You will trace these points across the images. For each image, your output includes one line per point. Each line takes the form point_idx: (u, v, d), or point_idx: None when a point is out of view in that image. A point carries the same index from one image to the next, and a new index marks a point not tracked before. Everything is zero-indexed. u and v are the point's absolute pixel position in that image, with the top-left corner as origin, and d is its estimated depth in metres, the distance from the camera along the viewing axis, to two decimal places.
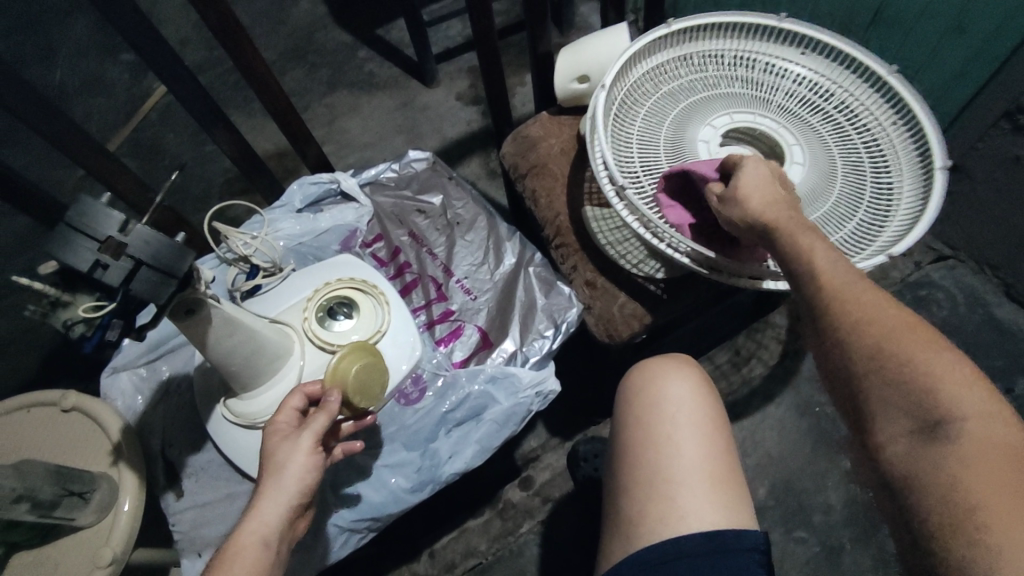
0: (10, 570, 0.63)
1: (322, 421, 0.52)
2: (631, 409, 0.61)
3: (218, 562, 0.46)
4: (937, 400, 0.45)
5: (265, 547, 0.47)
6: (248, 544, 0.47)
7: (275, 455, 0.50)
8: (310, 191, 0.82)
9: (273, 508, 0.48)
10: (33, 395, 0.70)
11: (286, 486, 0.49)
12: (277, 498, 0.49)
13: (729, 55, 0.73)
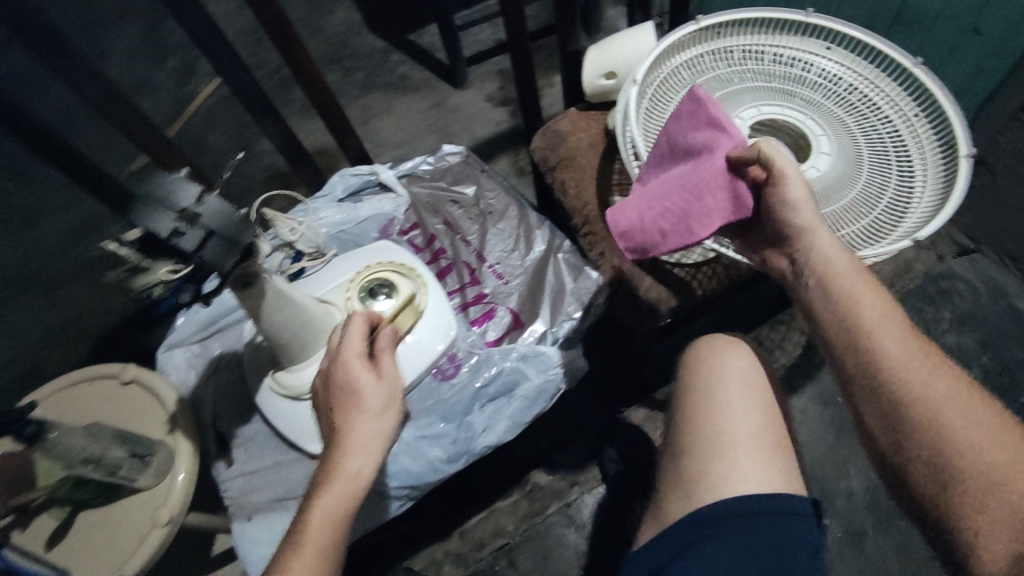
0: (75, 530, 0.67)
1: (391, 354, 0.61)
2: (698, 375, 0.65)
3: (327, 469, 0.54)
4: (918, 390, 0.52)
5: (367, 457, 0.55)
6: (352, 469, 0.54)
7: (364, 378, 0.58)
8: (352, 181, 0.87)
9: (374, 429, 0.56)
10: (96, 367, 0.76)
11: (377, 403, 0.57)
12: (377, 420, 0.57)
13: (754, 51, 0.76)
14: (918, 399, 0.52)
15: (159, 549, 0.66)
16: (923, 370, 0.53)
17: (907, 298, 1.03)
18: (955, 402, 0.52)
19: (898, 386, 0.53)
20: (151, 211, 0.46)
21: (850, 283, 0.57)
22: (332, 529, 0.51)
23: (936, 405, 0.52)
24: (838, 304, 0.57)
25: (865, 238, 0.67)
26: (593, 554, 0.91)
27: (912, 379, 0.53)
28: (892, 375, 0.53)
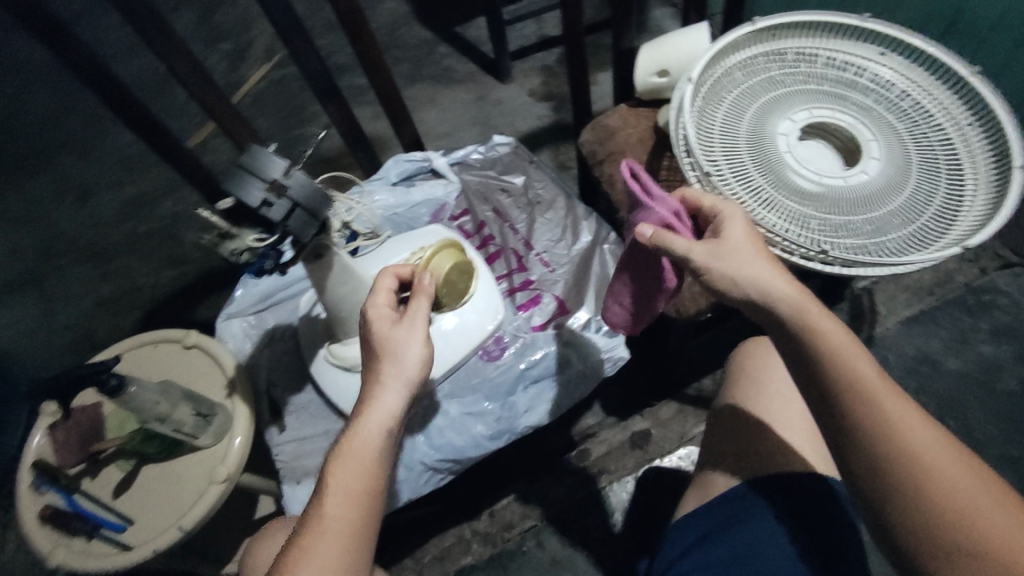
0: (138, 482, 0.72)
1: (423, 306, 0.57)
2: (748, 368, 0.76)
3: (342, 446, 0.51)
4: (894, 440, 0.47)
5: (385, 431, 0.52)
6: (373, 430, 0.51)
7: (391, 336, 0.55)
8: (405, 167, 0.90)
9: (394, 392, 0.53)
10: (160, 332, 0.80)
11: (405, 365, 0.54)
12: (398, 380, 0.53)
13: (807, 55, 0.78)
14: (892, 435, 0.47)
15: (215, 505, 0.69)
16: (911, 426, 0.47)
17: (945, 308, 1.04)
18: (946, 463, 0.47)
19: (886, 446, 0.47)
20: (243, 181, 0.48)
21: (836, 337, 0.49)
22: (349, 510, 0.49)
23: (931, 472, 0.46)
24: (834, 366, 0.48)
25: (919, 241, 0.66)
26: (620, 542, 0.94)
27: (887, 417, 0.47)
28: (889, 440, 0.47)
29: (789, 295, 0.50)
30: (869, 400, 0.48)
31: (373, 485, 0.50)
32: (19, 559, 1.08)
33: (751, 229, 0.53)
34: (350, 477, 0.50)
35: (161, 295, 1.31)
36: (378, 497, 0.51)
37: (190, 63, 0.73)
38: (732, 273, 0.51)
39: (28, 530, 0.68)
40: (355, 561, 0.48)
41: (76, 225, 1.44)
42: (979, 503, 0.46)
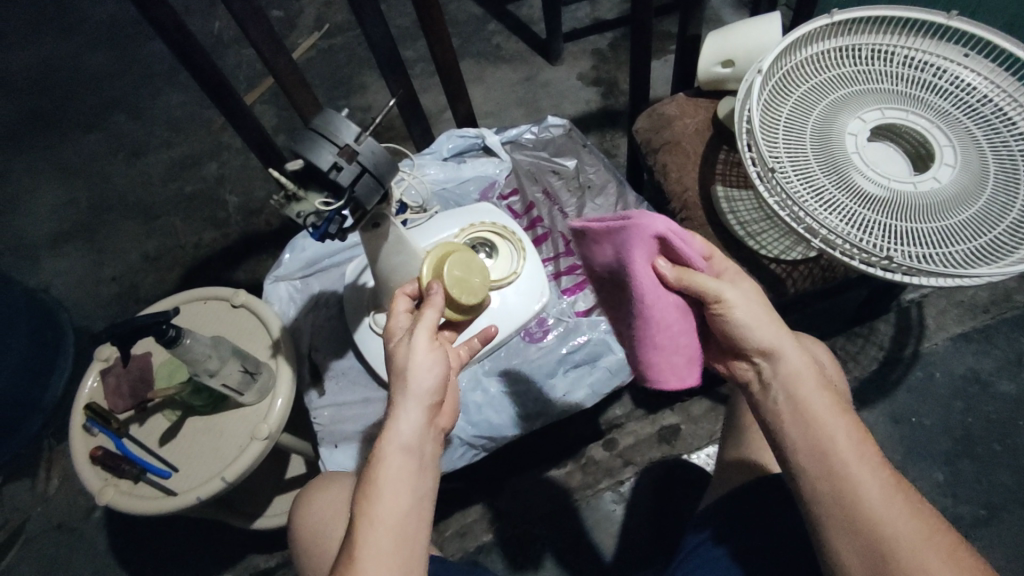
0: (183, 432, 0.74)
1: (433, 316, 0.52)
2: None
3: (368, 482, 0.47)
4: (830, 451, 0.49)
5: (405, 457, 0.48)
6: (390, 453, 0.48)
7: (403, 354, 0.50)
8: (458, 142, 0.91)
9: (409, 412, 0.49)
10: (210, 289, 0.82)
11: (423, 384, 0.50)
12: (411, 401, 0.49)
13: (884, 52, 0.75)
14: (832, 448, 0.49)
15: (257, 460, 0.71)
16: (876, 486, 0.48)
17: (997, 326, 1.02)
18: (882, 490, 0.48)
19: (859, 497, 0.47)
20: (315, 144, 0.49)
21: (814, 396, 0.51)
22: (387, 543, 0.45)
23: (888, 528, 0.46)
24: (804, 425, 0.50)
25: (989, 254, 0.64)
26: (638, 533, 0.94)
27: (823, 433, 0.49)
28: (854, 500, 0.47)
29: (784, 343, 0.52)
30: (840, 458, 0.49)
31: (410, 513, 0.47)
32: (59, 498, 1.12)
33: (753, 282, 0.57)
34: (385, 511, 0.46)
35: (204, 255, 1.34)
36: (417, 524, 0.47)
37: (265, 32, 0.69)
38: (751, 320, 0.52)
39: (80, 469, 0.72)
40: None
41: (125, 181, 1.47)
42: (939, 565, 0.45)
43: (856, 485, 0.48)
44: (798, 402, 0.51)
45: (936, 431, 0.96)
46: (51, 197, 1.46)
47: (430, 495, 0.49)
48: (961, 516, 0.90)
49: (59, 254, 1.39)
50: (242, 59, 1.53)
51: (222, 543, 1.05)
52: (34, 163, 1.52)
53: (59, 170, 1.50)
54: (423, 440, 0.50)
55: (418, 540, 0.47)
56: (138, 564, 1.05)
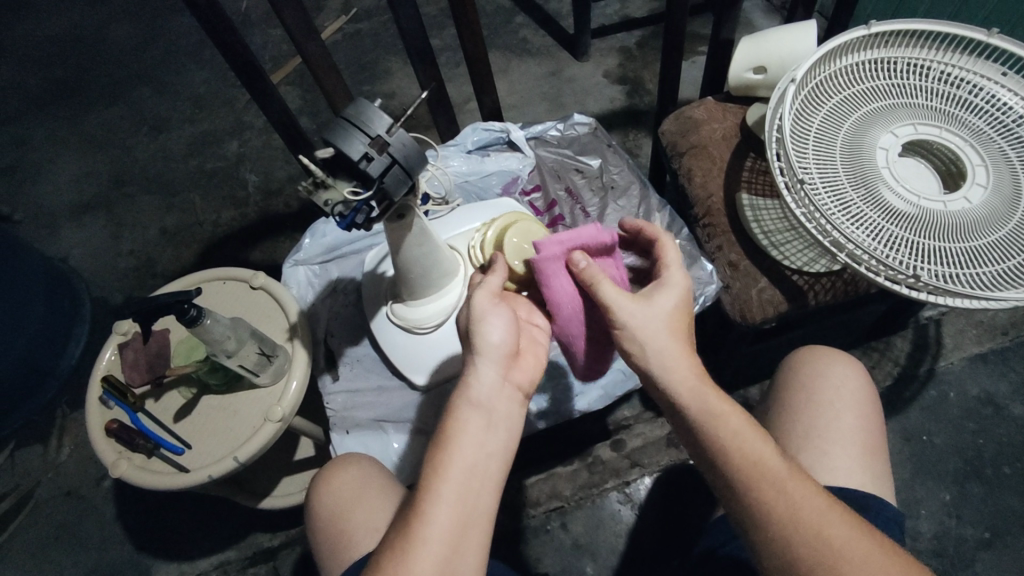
0: (198, 410, 0.75)
1: (496, 280, 0.56)
2: (797, 379, 0.68)
3: (442, 434, 0.49)
4: (738, 450, 0.49)
5: (477, 409, 0.49)
6: (463, 406, 0.49)
7: (472, 318, 0.53)
8: (482, 136, 0.92)
9: (485, 368, 0.51)
10: (230, 269, 0.82)
11: (494, 342, 0.52)
12: (488, 359, 0.51)
13: (919, 67, 0.74)
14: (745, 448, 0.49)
15: (270, 441, 0.71)
16: (801, 503, 0.47)
17: (1015, 349, 1.01)
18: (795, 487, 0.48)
19: (792, 517, 0.47)
20: (348, 134, 0.49)
21: (725, 419, 0.50)
22: (454, 490, 0.46)
23: (824, 538, 0.46)
24: (724, 457, 0.49)
25: (1014, 279, 0.63)
26: (641, 532, 0.94)
27: (733, 434, 0.50)
28: (789, 522, 0.47)
29: (681, 372, 0.52)
30: (765, 482, 0.48)
31: (479, 464, 0.48)
32: (69, 465, 1.14)
33: (679, 302, 0.55)
34: (454, 459, 0.47)
35: (221, 234, 1.34)
36: (487, 475, 0.48)
37: (299, 14, 0.68)
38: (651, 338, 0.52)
39: (95, 441, 0.73)
40: (466, 537, 0.45)
41: (147, 155, 1.47)
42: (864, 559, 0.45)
43: (787, 501, 0.47)
44: (714, 432, 0.50)
45: (946, 451, 0.95)
46: (73, 168, 1.48)
47: (503, 449, 0.49)
48: (966, 537, 0.89)
49: (79, 225, 1.40)
50: (269, 40, 1.54)
51: (227, 520, 1.06)
52: (57, 132, 1.53)
53: (82, 141, 1.51)
54: (497, 396, 0.51)
55: (481, 494, 0.47)
56: (144, 535, 1.07)
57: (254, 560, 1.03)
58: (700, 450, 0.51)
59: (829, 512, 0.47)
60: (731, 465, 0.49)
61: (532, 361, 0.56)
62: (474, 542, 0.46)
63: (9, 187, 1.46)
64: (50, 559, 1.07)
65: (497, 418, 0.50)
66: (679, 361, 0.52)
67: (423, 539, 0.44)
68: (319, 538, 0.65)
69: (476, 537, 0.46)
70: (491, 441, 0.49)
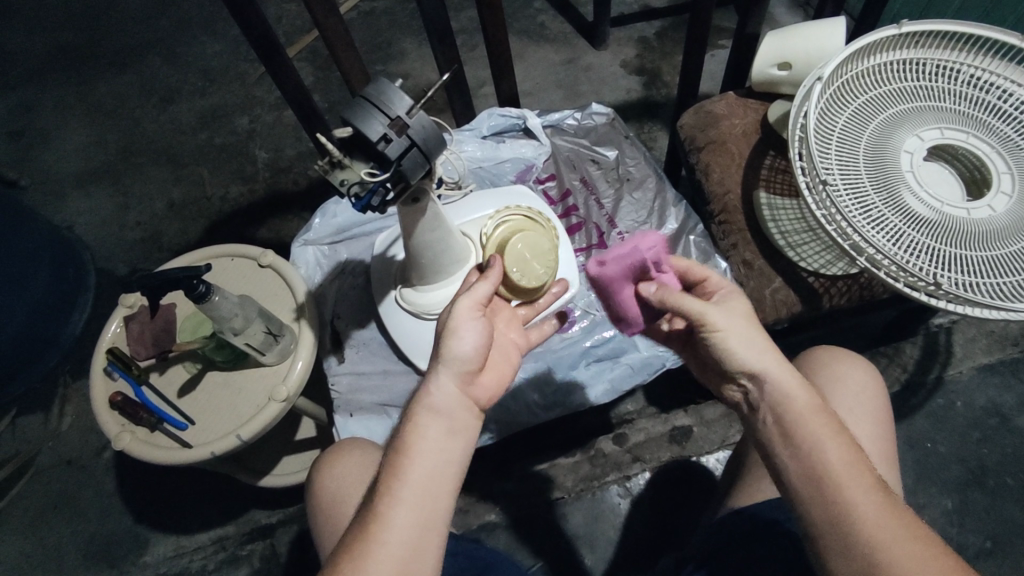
0: (201, 385, 0.74)
1: (484, 289, 0.54)
2: (816, 377, 0.67)
3: (400, 436, 0.48)
4: (812, 446, 0.47)
5: (435, 415, 0.48)
6: (419, 413, 0.48)
7: (447, 327, 0.51)
8: (497, 122, 0.90)
9: (446, 378, 0.50)
10: (238, 246, 0.81)
11: (460, 354, 0.50)
12: (451, 367, 0.50)
13: (948, 69, 0.72)
14: (820, 448, 0.47)
15: (273, 420, 0.71)
16: (903, 545, 0.43)
17: None
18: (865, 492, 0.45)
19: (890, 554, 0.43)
20: (367, 113, 0.48)
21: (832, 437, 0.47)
22: (412, 492, 0.45)
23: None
24: (810, 451, 0.47)
25: None
26: (638, 526, 0.94)
27: (809, 430, 0.48)
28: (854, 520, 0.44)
29: (782, 373, 0.50)
30: (836, 482, 0.46)
31: (439, 473, 0.46)
32: (70, 434, 1.14)
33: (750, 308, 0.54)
34: (413, 465, 0.46)
35: (228, 209, 1.34)
36: (447, 484, 0.46)
37: None
38: (745, 343, 0.51)
39: (98, 412, 0.73)
40: (423, 545, 0.44)
41: (156, 127, 1.46)
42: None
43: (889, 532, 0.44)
44: (800, 429, 0.48)
45: (949, 459, 0.94)
46: (80, 135, 1.46)
47: (462, 459, 0.48)
48: (965, 546, 0.89)
49: (85, 194, 1.39)
50: (283, 16, 1.51)
51: (227, 495, 1.06)
52: (65, 100, 1.52)
53: (90, 110, 1.50)
54: (459, 407, 0.49)
55: (437, 502, 0.45)
56: (142, 507, 1.07)
57: (251, 537, 1.03)
58: (782, 443, 0.49)
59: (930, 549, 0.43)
60: (809, 455, 0.47)
61: (496, 377, 0.54)
62: (430, 550, 0.45)
63: (15, 153, 1.45)
64: (49, 525, 1.07)
65: (458, 429, 0.48)
66: (777, 374, 0.50)
67: (382, 532, 0.44)
68: (318, 521, 0.65)
69: (431, 546, 0.45)
70: (450, 448, 0.48)
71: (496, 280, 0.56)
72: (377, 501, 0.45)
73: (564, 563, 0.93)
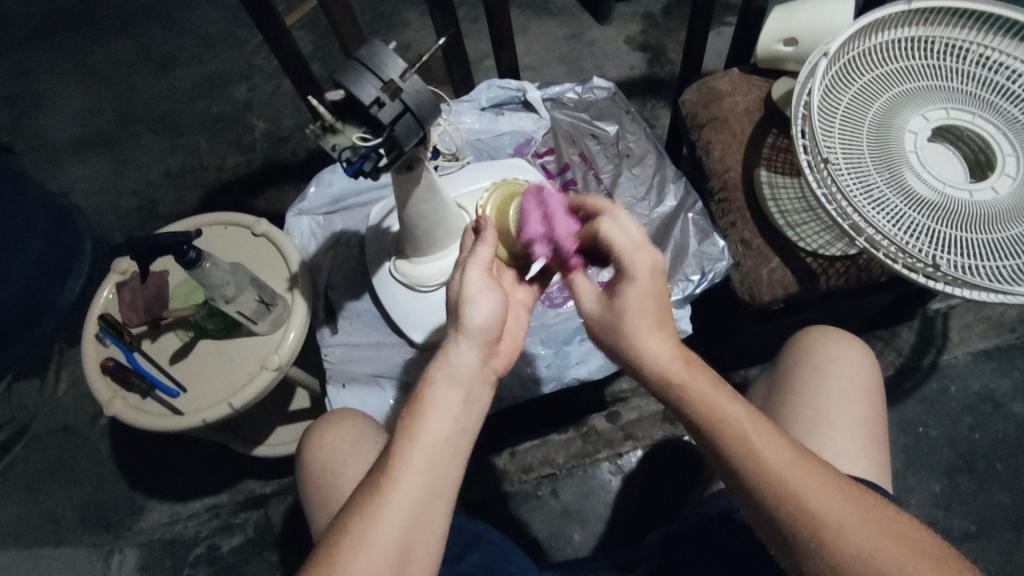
0: (193, 354, 0.74)
1: (486, 254, 0.52)
2: (810, 357, 0.67)
3: (414, 401, 0.48)
4: (761, 464, 0.45)
5: (450, 384, 0.48)
6: (435, 380, 0.48)
7: (461, 296, 0.51)
8: (497, 93, 0.89)
9: (467, 349, 0.49)
10: (232, 214, 0.80)
11: (479, 325, 0.49)
12: (469, 337, 0.49)
13: (956, 48, 0.70)
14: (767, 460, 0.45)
15: (265, 389, 0.71)
16: (861, 523, 0.44)
17: (1021, 346, 1.00)
18: (825, 495, 0.45)
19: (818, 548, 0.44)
20: (359, 76, 0.47)
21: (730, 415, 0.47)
22: (423, 458, 0.45)
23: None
24: (753, 468, 0.45)
25: None
26: (628, 503, 0.95)
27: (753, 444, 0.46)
28: (822, 522, 0.44)
29: (695, 377, 0.48)
30: (799, 494, 0.44)
31: (451, 442, 0.46)
32: (66, 400, 1.14)
33: (652, 288, 0.50)
34: (425, 433, 0.46)
35: (225, 179, 1.33)
36: (456, 455, 0.46)
37: None
38: (633, 337, 0.49)
39: (89, 378, 0.73)
40: (428, 513, 0.45)
41: (152, 94, 1.44)
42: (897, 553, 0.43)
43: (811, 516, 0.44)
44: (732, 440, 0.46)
45: (941, 443, 0.95)
46: (76, 101, 1.44)
47: (475, 428, 0.48)
48: (952, 528, 0.89)
49: (81, 161, 1.38)
50: None
51: (221, 464, 1.07)
52: (61, 65, 1.49)
53: (85, 75, 1.47)
54: (476, 380, 0.49)
55: (450, 471, 0.46)
56: (137, 474, 1.08)
57: (246, 506, 1.04)
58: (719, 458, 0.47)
59: (850, 513, 0.44)
60: (755, 470, 0.45)
61: (512, 343, 0.54)
62: (435, 519, 0.45)
63: (12, 118, 1.43)
64: (44, 490, 1.08)
65: (473, 400, 0.48)
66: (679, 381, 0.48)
67: (393, 495, 0.44)
68: (307, 489, 0.66)
69: (436, 516, 0.45)
70: (465, 419, 0.48)
71: (496, 241, 0.54)
72: (386, 466, 0.45)
73: (554, 536, 0.94)
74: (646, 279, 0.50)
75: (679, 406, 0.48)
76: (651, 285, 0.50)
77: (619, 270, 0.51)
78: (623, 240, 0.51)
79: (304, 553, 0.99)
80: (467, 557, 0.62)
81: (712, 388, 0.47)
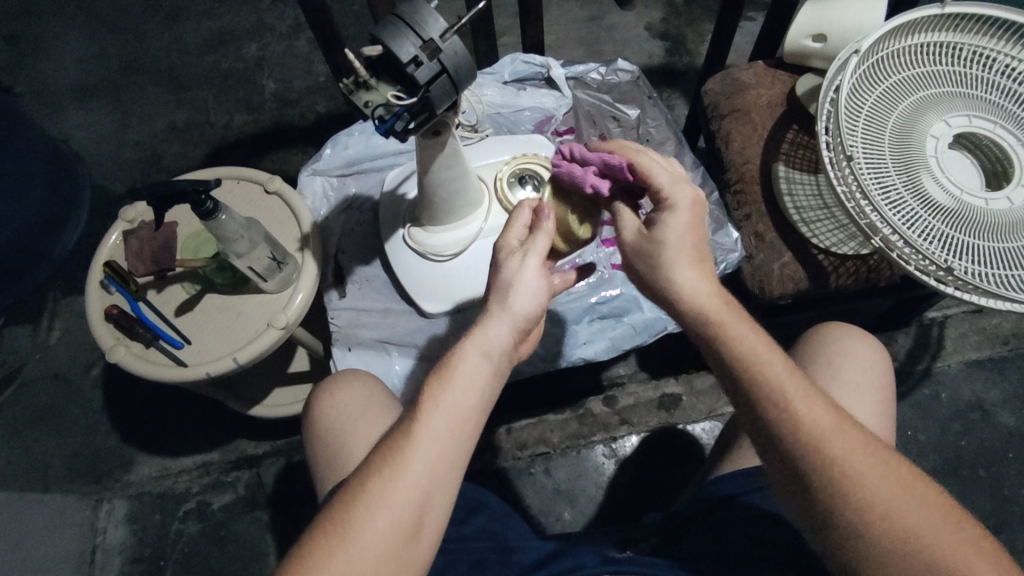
0: (199, 307, 0.74)
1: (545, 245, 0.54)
2: (825, 350, 0.68)
3: (443, 367, 0.48)
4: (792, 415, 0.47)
5: (482, 358, 0.49)
6: (467, 352, 0.49)
7: (510, 277, 0.52)
8: (520, 68, 0.88)
9: (499, 325, 0.50)
10: (244, 170, 0.79)
11: (522, 309, 0.51)
12: (503, 317, 0.51)
13: (983, 56, 0.70)
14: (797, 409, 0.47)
15: (271, 346, 0.71)
16: (881, 477, 0.45)
17: (1014, 360, 1.01)
18: (854, 452, 0.45)
19: (844, 503, 0.44)
20: (399, 32, 0.46)
21: (765, 368, 0.48)
22: (446, 427, 0.46)
23: (891, 544, 0.43)
24: (785, 418, 0.47)
25: None
26: (619, 486, 0.96)
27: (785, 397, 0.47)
28: (846, 479, 0.45)
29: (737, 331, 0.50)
30: (830, 449, 0.45)
31: (471, 418, 0.47)
32: (58, 349, 1.13)
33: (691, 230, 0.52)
34: (450, 401, 0.47)
35: (231, 138, 1.30)
36: (471, 429, 0.47)
37: None
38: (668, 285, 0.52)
39: (93, 325, 0.72)
40: (443, 482, 0.45)
41: (159, 45, 1.40)
42: (917, 512, 0.44)
43: (838, 474, 0.45)
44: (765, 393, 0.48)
45: (928, 448, 0.97)
46: (80, 46, 1.41)
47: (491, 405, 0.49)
48: None
49: (83, 108, 1.35)
50: None
51: (214, 422, 1.07)
52: (65, 7, 1.45)
53: (91, 20, 1.43)
54: (504, 356, 0.50)
55: (467, 444, 0.47)
56: (129, 427, 1.07)
57: (237, 466, 1.04)
58: (754, 417, 0.48)
59: (876, 471, 0.45)
60: (787, 424, 0.46)
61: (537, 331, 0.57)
62: (447, 490, 0.46)
63: (12, 59, 1.40)
64: (32, 437, 1.07)
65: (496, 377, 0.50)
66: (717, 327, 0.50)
67: (413, 464, 0.44)
68: (314, 447, 0.66)
69: (449, 484, 0.46)
70: (486, 395, 0.49)
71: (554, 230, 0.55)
72: (412, 426, 0.46)
73: (544, 513, 0.95)
74: (688, 210, 0.52)
75: (720, 350, 0.50)
76: (692, 217, 0.52)
77: (660, 203, 0.53)
78: (664, 174, 0.53)
79: (294, 514, 1.00)
80: (471, 521, 0.63)
81: (761, 344, 0.49)
